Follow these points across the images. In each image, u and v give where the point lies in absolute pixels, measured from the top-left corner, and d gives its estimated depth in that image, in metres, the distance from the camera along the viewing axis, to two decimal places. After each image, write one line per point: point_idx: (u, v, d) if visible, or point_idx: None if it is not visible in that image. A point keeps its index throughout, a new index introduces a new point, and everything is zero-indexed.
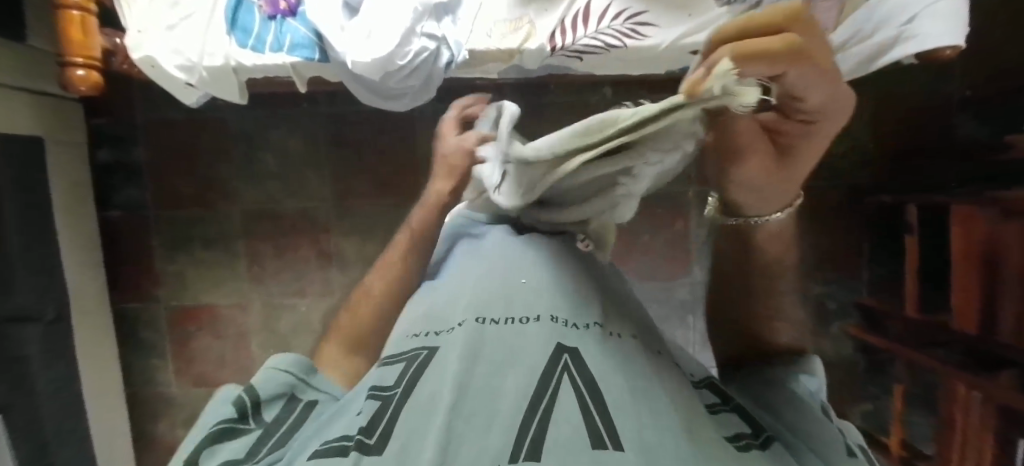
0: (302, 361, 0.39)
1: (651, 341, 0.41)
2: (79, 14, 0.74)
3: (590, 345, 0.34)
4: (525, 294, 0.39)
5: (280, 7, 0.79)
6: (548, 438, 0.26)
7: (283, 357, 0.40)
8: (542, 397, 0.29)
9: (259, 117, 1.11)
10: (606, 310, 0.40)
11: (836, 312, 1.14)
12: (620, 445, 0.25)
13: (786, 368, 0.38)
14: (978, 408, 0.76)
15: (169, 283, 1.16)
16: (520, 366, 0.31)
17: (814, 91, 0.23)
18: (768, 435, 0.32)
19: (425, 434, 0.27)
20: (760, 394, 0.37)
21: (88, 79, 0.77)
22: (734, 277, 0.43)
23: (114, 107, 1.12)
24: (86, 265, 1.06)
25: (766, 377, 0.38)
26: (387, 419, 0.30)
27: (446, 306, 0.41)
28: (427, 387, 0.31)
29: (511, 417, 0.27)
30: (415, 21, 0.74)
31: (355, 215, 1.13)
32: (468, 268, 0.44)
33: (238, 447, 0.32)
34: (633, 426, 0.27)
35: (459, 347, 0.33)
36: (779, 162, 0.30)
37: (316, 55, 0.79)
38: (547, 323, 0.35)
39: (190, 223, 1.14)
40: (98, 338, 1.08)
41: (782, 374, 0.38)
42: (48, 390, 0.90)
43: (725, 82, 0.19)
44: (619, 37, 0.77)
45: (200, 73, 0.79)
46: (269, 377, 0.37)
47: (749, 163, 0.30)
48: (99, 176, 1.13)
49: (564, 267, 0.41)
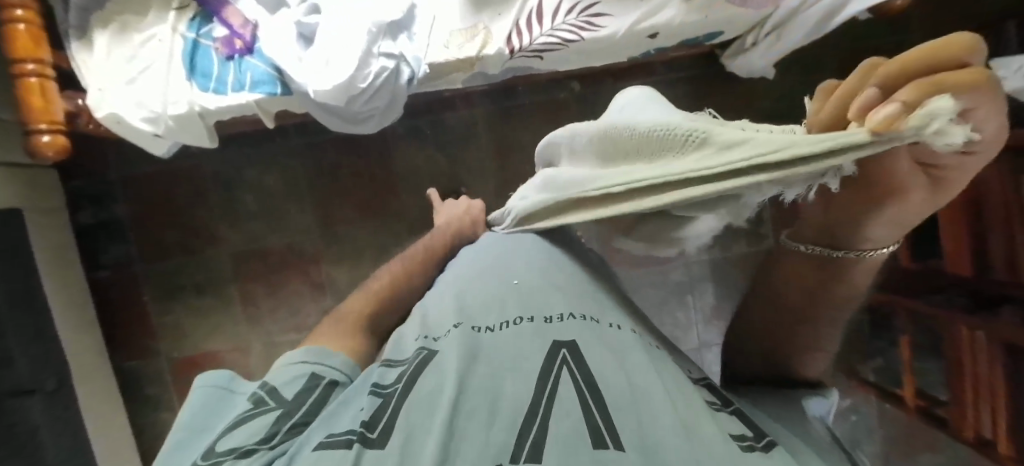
0: (317, 350, 0.43)
1: (648, 335, 0.44)
2: (38, 81, 0.74)
3: (586, 339, 0.37)
4: (522, 298, 0.43)
5: (236, 46, 0.79)
6: (550, 437, 0.29)
7: (300, 350, 0.43)
8: (541, 399, 0.31)
9: (235, 158, 1.11)
10: (601, 305, 0.43)
11: None
12: (620, 445, 0.28)
13: (784, 389, 0.46)
14: (985, 348, 0.76)
15: (167, 335, 1.15)
16: (518, 368, 0.34)
17: (995, 125, 0.22)
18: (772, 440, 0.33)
19: (427, 430, 0.30)
20: (768, 401, 0.44)
21: (54, 144, 0.76)
22: (795, 304, 0.43)
23: (89, 168, 1.11)
24: (82, 328, 1.06)
25: (776, 392, 0.45)
26: (388, 415, 0.32)
27: (442, 310, 0.44)
28: (427, 385, 0.34)
29: (512, 417, 0.30)
30: (371, 43, 0.74)
31: (343, 242, 1.13)
32: (472, 274, 0.48)
33: (254, 430, 0.34)
34: (634, 425, 0.30)
35: (458, 348, 0.36)
36: (924, 202, 0.28)
37: (278, 89, 0.79)
38: (542, 324, 0.39)
39: (181, 272, 1.14)
40: (105, 399, 1.07)
41: (782, 393, 0.45)
42: (58, 460, 0.89)
43: (937, 123, 0.18)
44: (575, 31, 0.77)
45: (166, 122, 0.79)
46: (288, 368, 0.41)
47: (892, 203, 0.28)
48: (84, 238, 1.13)
49: (559, 271, 0.46)
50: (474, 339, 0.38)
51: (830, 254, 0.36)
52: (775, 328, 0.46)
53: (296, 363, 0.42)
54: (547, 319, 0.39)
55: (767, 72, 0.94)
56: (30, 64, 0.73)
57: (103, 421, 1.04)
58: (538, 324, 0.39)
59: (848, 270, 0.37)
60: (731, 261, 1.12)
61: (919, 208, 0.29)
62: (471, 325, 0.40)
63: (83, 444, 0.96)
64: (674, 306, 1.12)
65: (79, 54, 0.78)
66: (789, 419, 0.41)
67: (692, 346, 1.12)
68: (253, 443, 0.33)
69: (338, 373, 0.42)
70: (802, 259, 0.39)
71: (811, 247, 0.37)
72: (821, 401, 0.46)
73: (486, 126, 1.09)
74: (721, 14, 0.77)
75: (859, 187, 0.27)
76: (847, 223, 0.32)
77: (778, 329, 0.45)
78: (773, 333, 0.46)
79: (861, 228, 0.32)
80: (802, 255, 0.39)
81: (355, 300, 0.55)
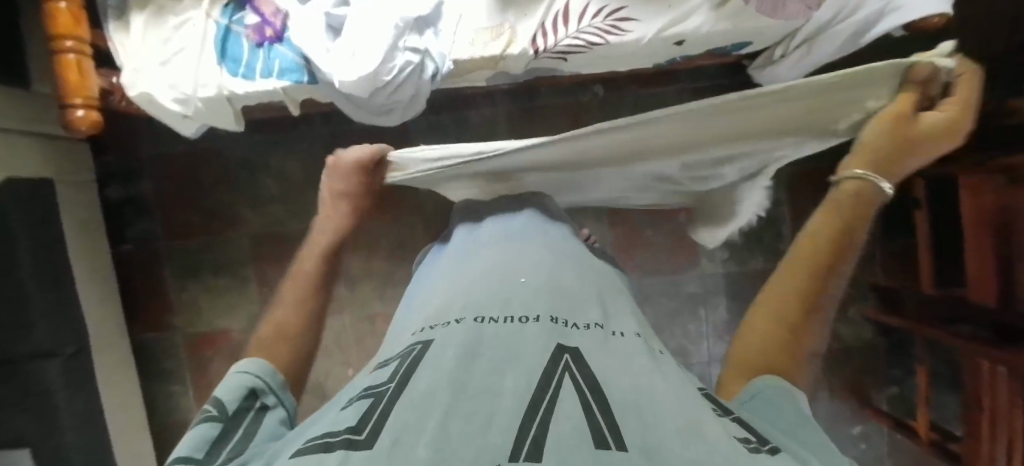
0: (263, 365, 0.44)
1: (653, 340, 0.45)
2: (76, 58, 0.76)
3: (588, 348, 0.37)
4: (528, 301, 0.44)
5: (267, 34, 0.81)
6: (551, 433, 0.26)
7: (245, 367, 0.44)
8: (542, 399, 0.29)
9: (260, 143, 1.13)
10: (609, 316, 0.44)
11: (852, 295, 1.10)
12: (622, 446, 0.25)
13: (787, 389, 0.38)
14: (1005, 383, 0.74)
15: (184, 311, 1.18)
16: (518, 367, 0.33)
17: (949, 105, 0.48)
18: (776, 446, 0.31)
19: (421, 424, 0.27)
20: (778, 410, 0.36)
21: (87, 119, 0.78)
22: (803, 287, 0.44)
23: (121, 145, 1.15)
24: (104, 299, 1.09)
25: (783, 393, 0.38)
26: (376, 420, 0.29)
27: (445, 307, 0.45)
28: (419, 384, 0.32)
29: (512, 412, 0.28)
30: (396, 37, 0.74)
31: (359, 232, 1.15)
32: (476, 277, 0.50)
33: (199, 444, 0.34)
34: (636, 426, 0.27)
35: (460, 346, 0.36)
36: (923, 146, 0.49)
37: (305, 78, 0.80)
38: (548, 323, 0.40)
39: (200, 252, 1.17)
40: (121, 371, 1.10)
41: (789, 397, 0.37)
42: (71, 424, 0.91)
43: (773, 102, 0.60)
44: (600, 35, 0.77)
45: (195, 104, 0.81)
46: (235, 379, 0.42)
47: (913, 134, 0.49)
48: (111, 212, 1.17)
49: (565, 281, 0.48)
50: (478, 336, 0.38)
51: (873, 180, 0.47)
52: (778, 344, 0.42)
53: (244, 374, 0.43)
54: (554, 321, 0.40)
55: None
56: (69, 41, 0.75)
57: (117, 391, 1.07)
58: (543, 327, 0.39)
59: (872, 200, 0.47)
60: (745, 276, 1.10)
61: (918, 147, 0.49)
62: (473, 322, 0.41)
63: (98, 411, 0.98)
64: (685, 318, 1.11)
65: (116, 36, 0.81)
66: (801, 440, 0.33)
67: (701, 359, 1.11)
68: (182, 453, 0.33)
69: (276, 397, 0.42)
70: (841, 191, 0.48)
71: (857, 176, 0.48)
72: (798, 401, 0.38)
73: (508, 126, 1.09)
74: (750, 24, 0.76)
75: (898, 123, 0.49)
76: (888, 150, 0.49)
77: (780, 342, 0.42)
78: (774, 348, 0.42)
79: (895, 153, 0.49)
80: (843, 187, 0.48)
81: (287, 293, 0.57)
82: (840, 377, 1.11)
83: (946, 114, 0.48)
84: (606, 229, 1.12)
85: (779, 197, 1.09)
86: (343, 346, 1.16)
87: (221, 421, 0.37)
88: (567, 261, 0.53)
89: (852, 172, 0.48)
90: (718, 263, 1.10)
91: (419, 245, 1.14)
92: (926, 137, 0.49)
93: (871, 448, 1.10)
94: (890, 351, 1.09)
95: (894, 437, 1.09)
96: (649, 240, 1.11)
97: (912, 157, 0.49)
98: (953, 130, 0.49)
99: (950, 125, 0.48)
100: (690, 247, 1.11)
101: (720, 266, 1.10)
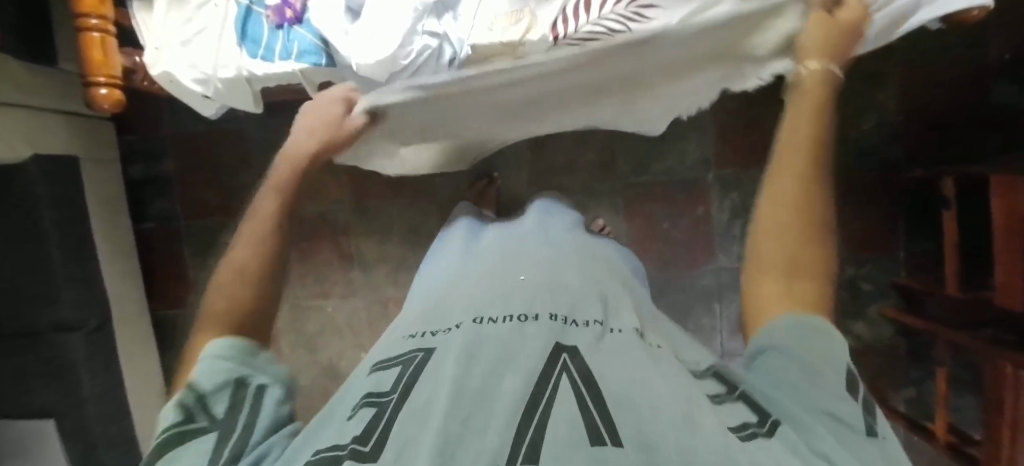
0: (241, 342, 0.41)
1: (656, 335, 0.44)
2: (100, 36, 0.77)
3: (587, 344, 0.37)
4: (527, 297, 0.44)
5: (287, 15, 0.80)
6: (549, 437, 0.26)
7: (218, 344, 0.40)
8: (539, 401, 0.30)
9: (278, 125, 1.14)
10: (609, 310, 0.44)
11: (873, 294, 1.08)
12: (618, 442, 0.26)
13: (802, 326, 0.36)
14: None
15: (202, 289, 1.21)
16: (516, 369, 0.33)
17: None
18: (775, 420, 0.33)
19: (421, 437, 0.28)
20: (785, 363, 0.35)
21: (110, 98, 0.80)
22: (797, 171, 0.42)
23: (142, 124, 1.17)
24: (126, 275, 1.11)
25: (795, 334, 0.36)
26: (380, 429, 0.30)
27: (444, 312, 0.46)
28: (420, 396, 0.32)
29: (508, 416, 0.28)
30: (416, 21, 0.75)
31: (374, 217, 1.16)
32: (477, 278, 0.50)
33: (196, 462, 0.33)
34: (633, 422, 0.28)
35: (458, 352, 0.36)
36: (847, 36, 0.53)
37: (323, 60, 0.80)
38: (546, 320, 0.40)
39: (218, 231, 1.19)
40: (141, 344, 1.13)
41: (805, 338, 0.35)
42: (93, 395, 0.94)
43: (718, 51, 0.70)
44: (623, 22, 0.68)
45: (215, 85, 0.82)
46: (211, 365, 0.38)
47: (837, 24, 0.53)
48: (133, 190, 1.19)
49: (563, 277, 0.48)
50: (477, 337, 0.38)
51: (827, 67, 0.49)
52: (788, 235, 0.41)
53: (217, 357, 0.39)
54: (552, 318, 0.40)
55: None
56: (93, 20, 0.76)
57: (137, 365, 1.09)
58: (541, 324, 0.39)
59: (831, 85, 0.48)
60: None
61: (845, 39, 0.54)
62: (472, 322, 0.41)
63: (118, 384, 1.01)
64: (699, 312, 1.10)
65: (139, 14, 0.82)
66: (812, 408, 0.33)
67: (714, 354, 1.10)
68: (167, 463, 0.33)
69: (264, 372, 0.40)
70: (801, 91, 0.48)
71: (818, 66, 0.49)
72: (819, 338, 0.35)
73: None
74: None
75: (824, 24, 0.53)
76: (824, 44, 0.52)
77: (795, 241, 0.40)
78: (797, 256, 0.40)
79: (830, 41, 0.52)
80: (804, 87, 0.48)
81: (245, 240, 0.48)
82: None
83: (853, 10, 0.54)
84: (621, 221, 1.11)
85: None
86: (357, 328, 1.18)
87: (211, 427, 0.35)
88: (569, 256, 0.54)
89: (813, 65, 0.49)
90: (735, 258, 1.08)
91: (434, 230, 1.14)
92: (844, 31, 0.53)
93: None
94: (909, 353, 1.07)
95: (910, 441, 1.08)
96: (666, 233, 1.10)
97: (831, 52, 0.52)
98: (858, 22, 0.54)
99: (857, 18, 0.54)
100: (707, 240, 1.09)
101: (737, 261, 1.08)
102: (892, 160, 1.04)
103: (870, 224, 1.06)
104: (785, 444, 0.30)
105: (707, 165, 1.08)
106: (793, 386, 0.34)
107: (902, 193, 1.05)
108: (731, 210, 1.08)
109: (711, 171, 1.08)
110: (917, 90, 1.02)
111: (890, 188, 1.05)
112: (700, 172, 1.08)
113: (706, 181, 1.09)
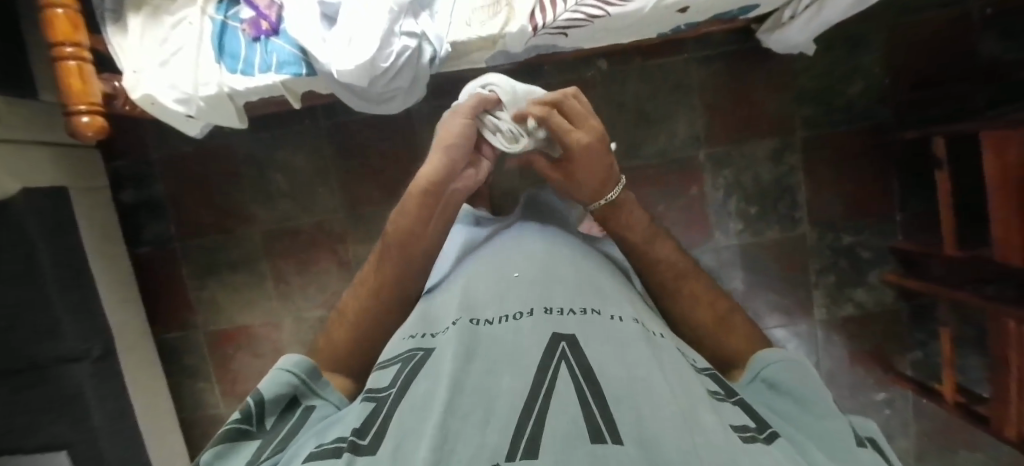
0: (307, 362, 0.44)
1: (655, 327, 0.44)
2: (76, 64, 0.77)
3: (584, 338, 0.37)
4: (523, 294, 0.44)
5: (263, 27, 0.80)
6: (548, 432, 0.26)
7: (292, 361, 0.44)
8: (538, 393, 0.30)
9: (265, 138, 1.14)
10: (607, 302, 0.44)
11: (872, 260, 1.08)
12: (618, 439, 0.26)
13: (788, 362, 0.42)
14: None
15: (203, 309, 1.21)
16: (515, 362, 0.33)
17: (576, 131, 0.61)
18: (774, 432, 0.33)
19: (420, 431, 0.28)
20: (780, 388, 0.41)
21: (93, 125, 0.79)
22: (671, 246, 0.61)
23: (129, 149, 1.17)
24: (126, 301, 1.11)
25: (782, 366, 0.42)
26: (380, 425, 0.30)
27: (440, 313, 0.46)
28: (418, 391, 0.32)
29: (507, 412, 0.28)
30: (392, 22, 0.74)
31: (369, 222, 1.16)
32: (472, 276, 0.50)
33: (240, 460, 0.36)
34: (632, 419, 0.28)
35: (455, 345, 0.36)
36: (588, 156, 0.62)
37: (304, 70, 0.80)
38: (543, 315, 0.40)
39: (214, 250, 1.19)
40: (147, 369, 1.13)
41: (788, 371, 0.42)
42: (104, 424, 0.95)
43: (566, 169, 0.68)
44: (600, 6, 0.73)
45: (197, 103, 0.81)
46: (278, 378, 0.42)
47: (576, 161, 0.63)
48: (126, 216, 1.19)
49: (557, 272, 0.48)
50: (475, 333, 0.38)
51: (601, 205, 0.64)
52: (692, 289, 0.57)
53: (285, 372, 0.43)
54: (548, 312, 0.40)
55: (806, 46, 0.90)
56: (69, 47, 0.75)
57: (144, 390, 1.09)
58: (537, 317, 0.39)
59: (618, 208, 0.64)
60: (760, 247, 1.09)
61: (593, 159, 0.62)
62: (468, 320, 0.41)
63: (127, 411, 1.01)
64: None
65: (114, 39, 0.81)
66: (803, 429, 0.37)
67: None
68: (221, 448, 0.37)
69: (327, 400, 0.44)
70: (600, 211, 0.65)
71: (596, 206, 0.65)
72: (792, 369, 0.42)
73: None
74: None
75: (577, 167, 0.64)
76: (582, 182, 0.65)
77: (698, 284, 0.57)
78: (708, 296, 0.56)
79: (585, 178, 0.64)
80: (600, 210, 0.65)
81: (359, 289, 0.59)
82: (862, 344, 1.10)
83: (581, 135, 0.61)
84: None
85: (793, 164, 1.07)
86: None
87: (258, 440, 0.38)
88: (563, 251, 0.54)
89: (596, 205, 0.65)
90: (732, 235, 1.09)
91: None
92: (583, 154, 0.62)
93: (895, 413, 1.10)
94: (912, 317, 1.08)
95: (919, 404, 1.08)
96: (662, 215, 1.10)
97: (590, 175, 0.63)
98: (589, 138, 0.61)
99: (585, 139, 0.61)
100: (702, 219, 1.09)
101: (733, 238, 1.09)
102: (880, 124, 1.04)
103: (865, 190, 1.06)
104: (782, 450, 0.30)
105: (697, 143, 1.07)
106: (787, 414, 0.39)
107: (895, 156, 1.05)
108: (724, 187, 1.08)
109: (702, 150, 1.08)
110: (901, 51, 1.01)
111: (883, 151, 1.05)
112: (691, 151, 1.08)
113: (698, 160, 1.09)
